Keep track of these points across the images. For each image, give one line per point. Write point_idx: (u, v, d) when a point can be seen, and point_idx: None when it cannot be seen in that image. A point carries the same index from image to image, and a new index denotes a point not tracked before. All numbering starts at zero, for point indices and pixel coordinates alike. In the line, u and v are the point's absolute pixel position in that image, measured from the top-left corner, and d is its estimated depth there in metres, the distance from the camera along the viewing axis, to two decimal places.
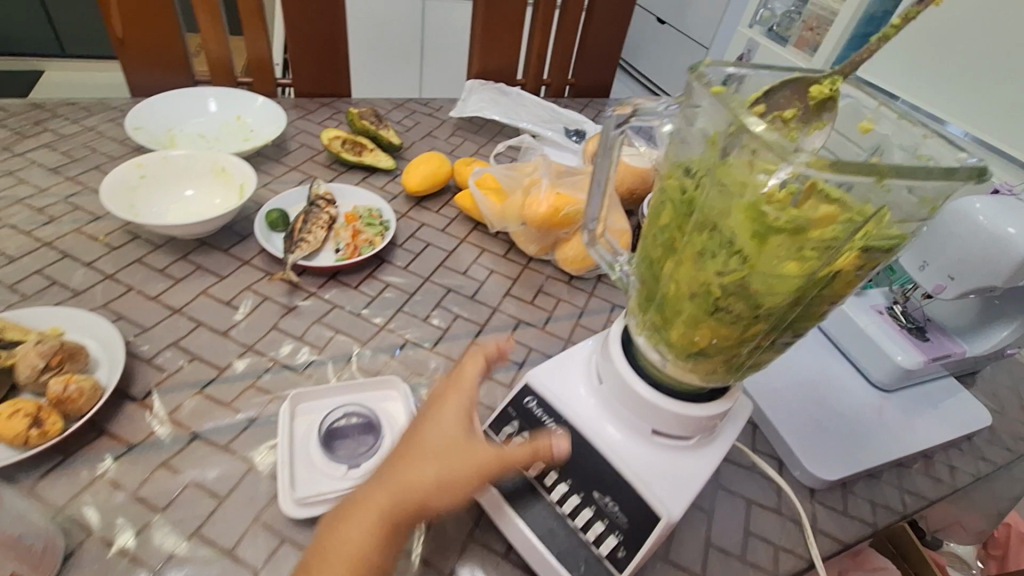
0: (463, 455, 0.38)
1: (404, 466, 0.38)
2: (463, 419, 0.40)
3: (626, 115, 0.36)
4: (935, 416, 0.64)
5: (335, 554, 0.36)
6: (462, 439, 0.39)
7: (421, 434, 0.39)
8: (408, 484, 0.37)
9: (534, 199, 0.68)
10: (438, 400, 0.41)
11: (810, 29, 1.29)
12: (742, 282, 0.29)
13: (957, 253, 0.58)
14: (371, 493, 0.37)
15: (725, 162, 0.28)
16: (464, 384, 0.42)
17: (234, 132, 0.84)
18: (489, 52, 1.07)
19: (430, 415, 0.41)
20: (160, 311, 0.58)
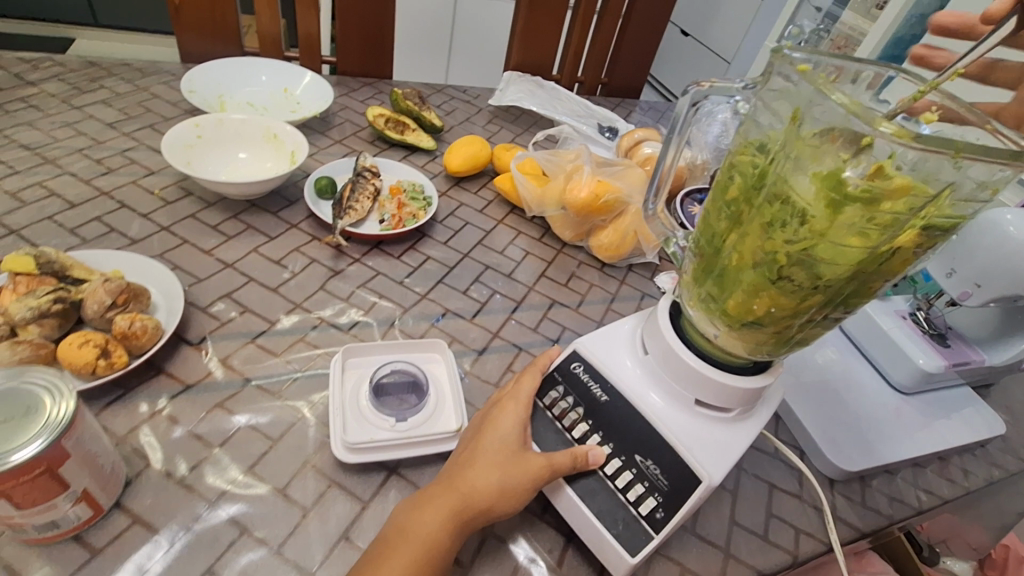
0: (521, 464, 0.42)
1: (468, 471, 0.41)
2: (520, 430, 0.44)
3: (702, 89, 0.40)
4: (952, 421, 0.66)
5: (410, 540, 0.38)
6: (519, 447, 0.43)
7: (482, 442, 0.43)
8: (473, 490, 0.40)
9: (576, 184, 0.71)
10: (495, 412, 0.45)
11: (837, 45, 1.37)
12: (808, 250, 0.31)
13: (985, 261, 0.60)
14: (439, 494, 0.41)
15: (803, 136, 0.31)
16: (519, 396, 0.46)
17: (282, 103, 0.86)
18: (528, 46, 1.09)
19: (488, 422, 0.44)
20: (214, 264, 0.60)
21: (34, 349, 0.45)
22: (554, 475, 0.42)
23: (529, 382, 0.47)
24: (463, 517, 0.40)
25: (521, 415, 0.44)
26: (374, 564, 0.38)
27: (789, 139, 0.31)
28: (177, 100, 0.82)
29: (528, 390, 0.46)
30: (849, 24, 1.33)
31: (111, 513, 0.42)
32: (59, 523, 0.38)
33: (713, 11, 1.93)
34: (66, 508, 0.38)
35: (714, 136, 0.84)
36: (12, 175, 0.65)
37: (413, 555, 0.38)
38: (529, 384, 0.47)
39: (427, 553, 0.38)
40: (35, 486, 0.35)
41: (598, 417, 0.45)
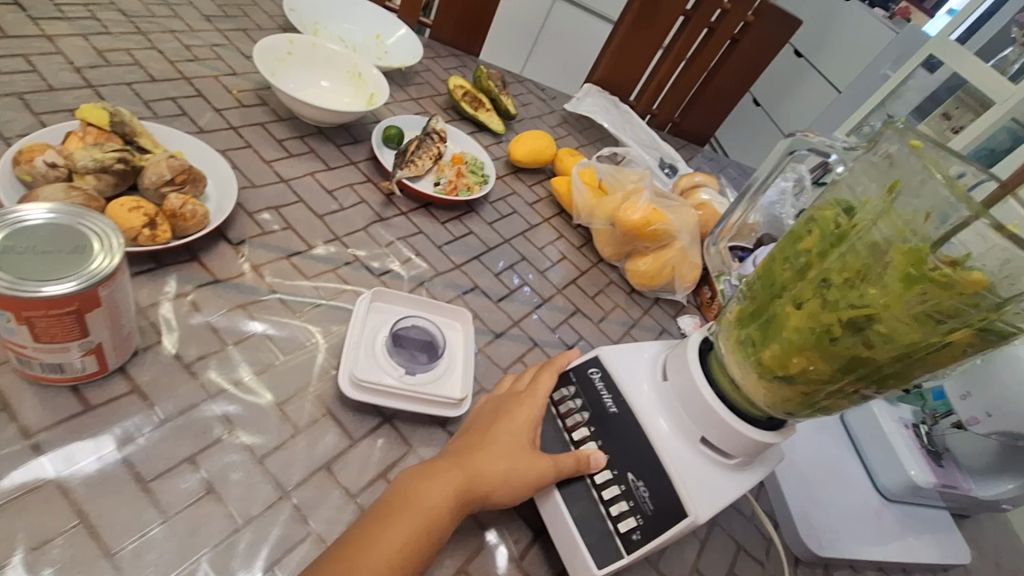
0: (528, 459, 0.42)
1: (478, 455, 0.41)
2: (532, 427, 0.44)
3: (804, 139, 0.42)
4: (924, 538, 0.66)
5: (412, 510, 0.37)
6: (529, 443, 0.43)
7: (494, 430, 0.43)
8: (480, 473, 0.40)
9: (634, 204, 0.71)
10: (510, 404, 0.45)
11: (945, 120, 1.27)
12: (869, 318, 0.32)
13: (1003, 393, 0.60)
14: (447, 470, 0.39)
15: (898, 207, 0.32)
16: (537, 396, 0.46)
17: (372, 47, 0.87)
18: (616, 66, 1.11)
19: (502, 414, 0.44)
20: (270, 175, 0.61)
21: (86, 198, 0.45)
22: (557, 476, 0.42)
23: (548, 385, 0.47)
24: (465, 500, 0.39)
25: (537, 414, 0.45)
26: (371, 528, 0.36)
27: (883, 208, 0.32)
28: (274, 13, 0.84)
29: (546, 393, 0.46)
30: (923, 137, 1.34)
31: (113, 377, 0.41)
32: (65, 368, 0.38)
33: (791, 88, 1.95)
34: (74, 356, 0.37)
35: (771, 199, 0.85)
36: (104, 34, 0.65)
37: (413, 526, 0.36)
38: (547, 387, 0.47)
39: (429, 527, 0.37)
40: (59, 324, 0.35)
41: (603, 425, 0.45)
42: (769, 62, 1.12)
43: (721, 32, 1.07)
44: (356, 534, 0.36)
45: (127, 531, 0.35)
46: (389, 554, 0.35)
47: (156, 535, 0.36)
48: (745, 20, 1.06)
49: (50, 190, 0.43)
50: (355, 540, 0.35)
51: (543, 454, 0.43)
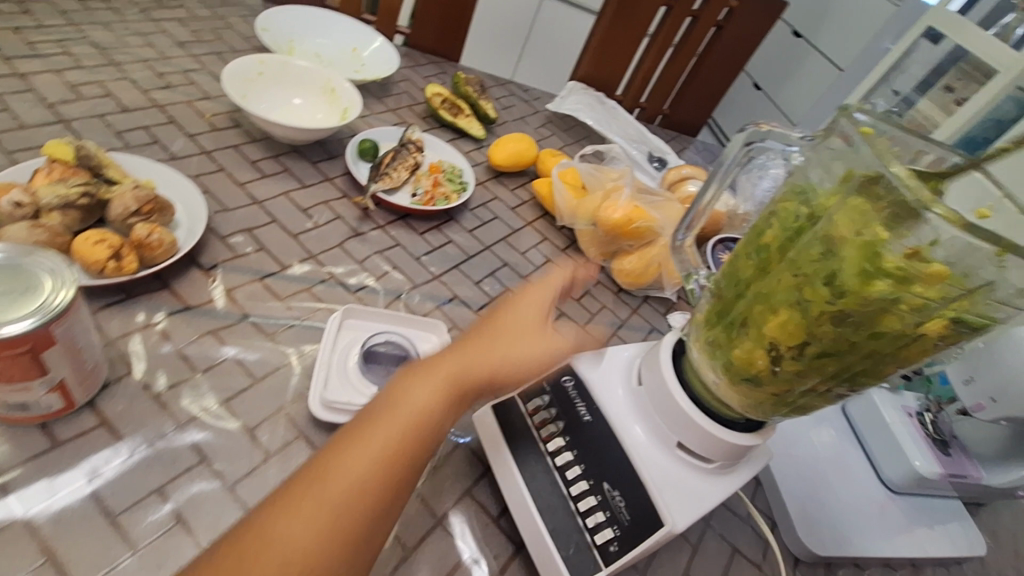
0: (481, 382, 0.41)
1: (436, 378, 0.40)
2: (486, 358, 0.43)
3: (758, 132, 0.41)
4: (932, 531, 0.63)
5: (362, 450, 0.36)
6: (493, 366, 0.43)
7: (452, 354, 0.42)
8: (431, 403, 0.39)
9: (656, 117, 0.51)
10: (462, 341, 0.44)
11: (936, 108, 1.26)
12: (828, 317, 0.31)
13: (1005, 377, 0.58)
14: (405, 396, 0.39)
15: (852, 199, 0.30)
16: (500, 323, 0.45)
17: (348, 61, 0.87)
18: (600, 61, 1.09)
19: (461, 341, 0.44)
20: (242, 197, 0.61)
21: (50, 235, 0.46)
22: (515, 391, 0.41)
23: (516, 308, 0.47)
24: (429, 422, 0.39)
25: (501, 339, 0.44)
26: (324, 476, 0.35)
27: (838, 199, 0.31)
28: (249, 34, 0.84)
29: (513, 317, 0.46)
30: (924, 112, 1.32)
31: (82, 411, 0.42)
32: (28, 406, 0.38)
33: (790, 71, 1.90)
34: (39, 393, 0.38)
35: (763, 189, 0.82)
36: (76, 68, 0.66)
37: (365, 465, 0.35)
38: (515, 310, 0.46)
39: (390, 450, 0.36)
40: (15, 364, 0.35)
41: (576, 435, 0.44)
42: (756, 45, 1.10)
43: (705, 20, 1.06)
44: (314, 468, 0.35)
45: (94, 567, 0.35)
46: (344, 495, 0.34)
47: (125, 569, 0.36)
48: (728, 5, 1.04)
49: (12, 230, 0.44)
50: (313, 472, 0.35)
51: (498, 376, 0.42)
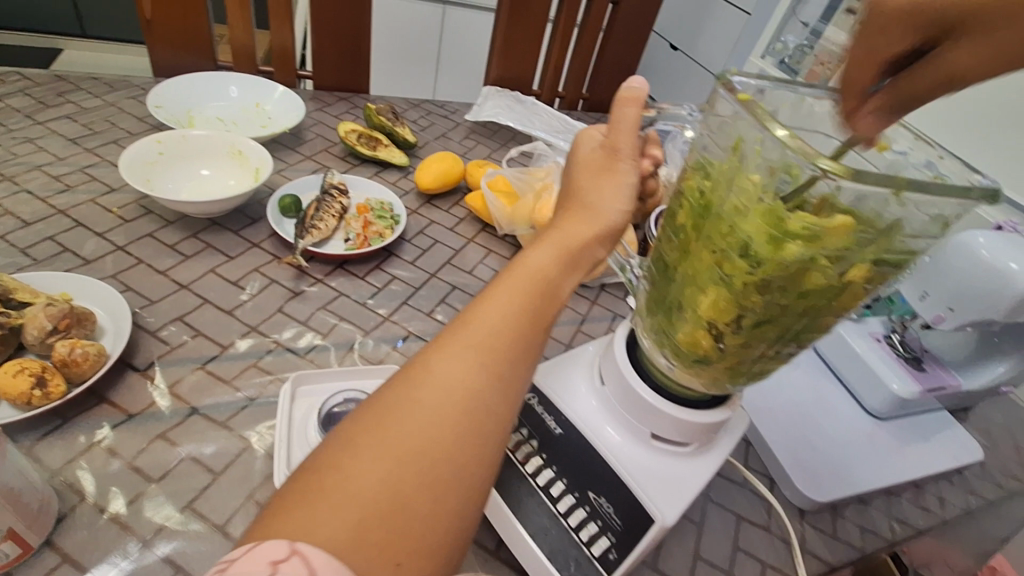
0: (516, 336, 0.33)
1: (481, 327, 0.33)
2: (521, 302, 0.34)
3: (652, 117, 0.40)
4: (924, 447, 0.64)
5: (389, 436, 0.29)
6: (545, 303, 0.35)
7: (500, 290, 0.34)
8: (461, 368, 0.31)
9: (619, 104, 0.38)
10: (490, 287, 0.35)
11: (823, 61, 1.36)
12: (754, 286, 0.30)
13: (956, 284, 0.59)
14: (448, 349, 0.32)
15: (747, 167, 0.30)
16: (550, 239, 0.36)
17: (253, 118, 0.84)
18: (508, 62, 1.09)
19: (509, 270, 0.35)
20: (168, 285, 0.59)
21: None
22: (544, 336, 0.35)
23: (567, 220, 0.37)
24: (479, 381, 0.31)
25: (555, 261, 0.35)
26: (343, 467, 0.28)
27: (736, 170, 0.31)
28: (144, 114, 0.81)
29: (569, 230, 0.37)
30: (831, 39, 1.35)
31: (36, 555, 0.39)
32: None
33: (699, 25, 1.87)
34: None
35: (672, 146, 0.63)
36: None
37: (397, 453, 0.28)
38: (568, 226, 0.37)
39: (439, 427, 0.30)
40: None
41: (552, 450, 0.43)
42: (656, 13, 1.11)
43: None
44: (353, 434, 0.29)
45: None
46: (374, 491, 0.27)
47: None
48: None
49: None
50: (350, 440, 0.29)
51: (533, 325, 0.34)
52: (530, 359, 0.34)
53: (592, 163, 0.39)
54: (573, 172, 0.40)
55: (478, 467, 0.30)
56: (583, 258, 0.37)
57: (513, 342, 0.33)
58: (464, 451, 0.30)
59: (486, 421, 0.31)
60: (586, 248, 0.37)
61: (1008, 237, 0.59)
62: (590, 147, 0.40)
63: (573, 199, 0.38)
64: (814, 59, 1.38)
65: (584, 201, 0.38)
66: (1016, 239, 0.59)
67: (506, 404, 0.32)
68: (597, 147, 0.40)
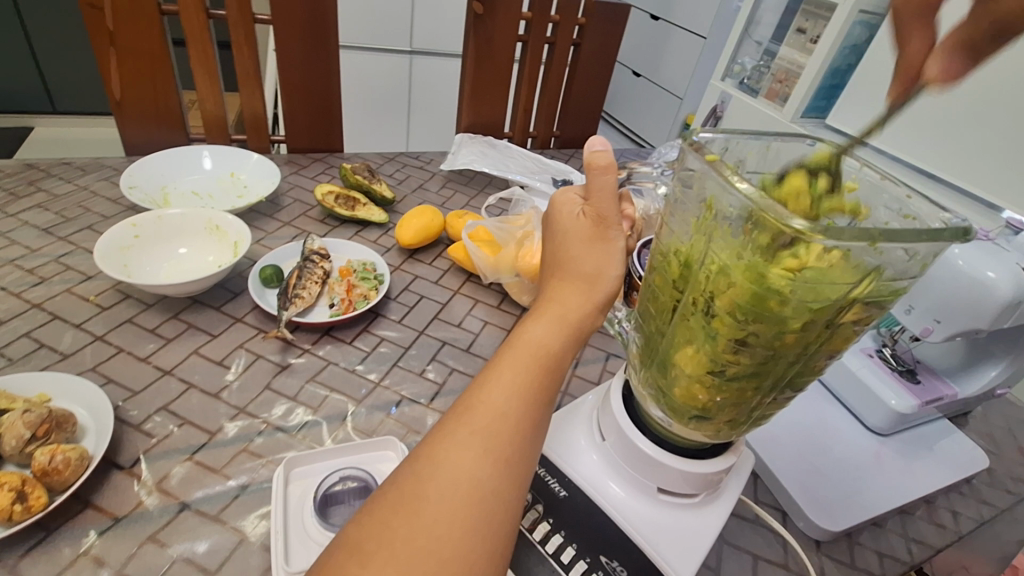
0: (518, 418, 0.32)
1: (481, 411, 0.32)
2: (519, 383, 0.33)
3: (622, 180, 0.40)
4: (931, 460, 0.64)
5: (394, 536, 0.28)
6: (547, 381, 0.34)
7: (500, 371, 0.33)
8: (465, 458, 0.30)
9: (590, 173, 0.35)
10: (490, 366, 0.34)
11: (779, 81, 1.42)
12: (744, 340, 0.30)
13: (940, 297, 0.60)
14: (452, 437, 0.31)
15: (722, 225, 0.30)
16: (547, 312, 0.35)
17: (228, 189, 0.85)
18: (478, 108, 1.11)
19: (507, 348, 0.35)
20: (150, 372, 0.57)
21: None
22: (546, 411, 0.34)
23: (562, 290, 0.36)
24: (487, 469, 0.30)
25: (556, 335, 0.34)
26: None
27: (710, 228, 0.31)
28: (118, 195, 0.81)
29: (564, 301, 0.35)
30: (786, 58, 1.39)
31: None
32: None
33: (660, 52, 1.90)
34: None
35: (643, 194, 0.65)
36: None
37: (405, 555, 0.27)
38: (562, 296, 0.36)
39: (448, 523, 0.28)
40: None
41: (559, 514, 0.41)
42: (616, 49, 1.14)
43: (561, 41, 1.09)
44: (360, 538, 0.28)
45: None
46: None
47: None
48: (578, 23, 1.09)
49: None
50: (358, 543, 0.28)
51: (535, 403, 0.33)
52: (536, 438, 0.33)
53: (578, 232, 0.37)
54: (557, 240, 0.38)
55: (491, 560, 0.29)
56: (584, 327, 0.36)
57: (519, 425, 0.32)
58: (477, 545, 0.29)
59: (496, 511, 0.30)
60: (584, 318, 0.35)
61: (983, 246, 0.60)
62: (572, 215, 0.37)
63: (564, 267, 0.37)
64: (770, 80, 1.43)
65: (578, 269, 0.36)
66: (991, 248, 0.59)
67: (516, 490, 0.31)
68: (580, 215, 0.37)
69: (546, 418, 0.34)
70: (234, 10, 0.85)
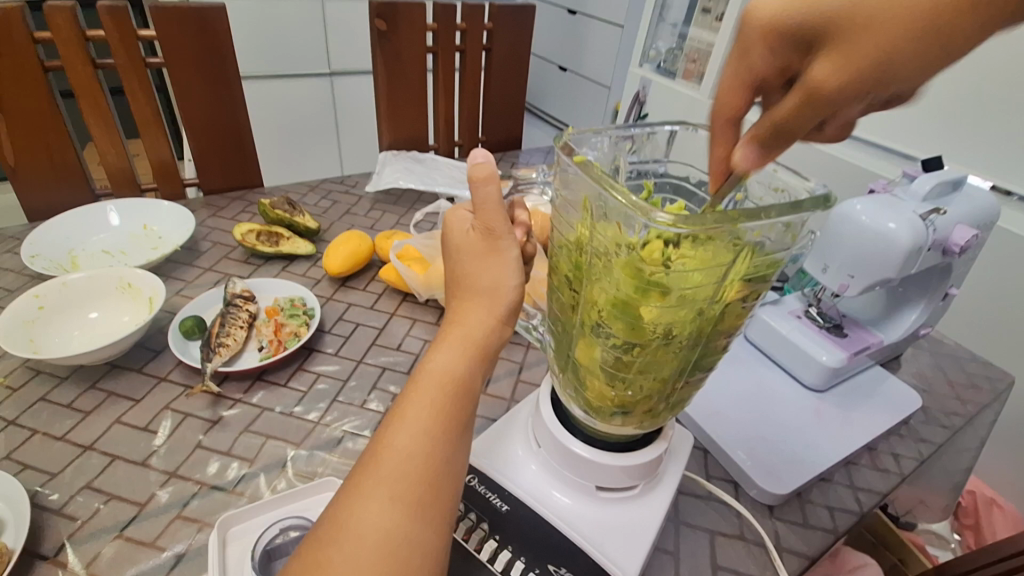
0: (429, 456, 0.31)
1: (388, 458, 0.31)
2: (425, 420, 0.32)
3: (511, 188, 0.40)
4: (867, 408, 0.66)
5: None
6: (456, 411, 0.33)
7: (406, 411, 0.33)
8: (374, 511, 0.30)
9: (474, 185, 0.35)
10: (397, 406, 0.33)
11: (693, 61, 1.45)
12: (639, 333, 0.31)
13: (851, 253, 0.62)
14: (359, 492, 0.30)
15: (599, 224, 0.30)
16: (448, 340, 0.35)
17: (142, 242, 0.80)
18: (398, 124, 1.09)
19: (413, 385, 0.34)
20: (69, 451, 0.54)
21: None
22: (461, 442, 0.33)
23: (462, 314, 0.36)
24: (398, 517, 0.30)
25: (459, 362, 0.34)
26: None
27: (590, 228, 0.31)
28: (21, 265, 0.76)
29: (464, 325, 0.35)
30: (696, 38, 1.43)
31: None
32: None
33: (581, 45, 1.92)
34: None
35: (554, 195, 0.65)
36: None
37: None
38: (463, 320, 0.35)
39: None
40: None
41: (505, 530, 0.40)
42: (528, 49, 1.15)
43: (472, 48, 1.09)
44: None
45: None
46: None
47: None
48: (485, 28, 1.09)
49: None
50: None
51: (446, 437, 0.32)
52: (452, 472, 0.32)
53: (470, 249, 0.36)
54: (453, 259, 0.37)
55: None
56: (488, 347, 0.35)
57: (429, 464, 0.31)
58: None
59: (413, 559, 0.29)
60: (486, 340, 0.35)
61: (882, 198, 0.63)
62: (463, 231, 0.37)
63: (462, 287, 0.36)
64: (685, 61, 1.46)
65: (474, 288, 0.36)
66: (889, 200, 0.62)
67: (434, 531, 0.30)
68: (470, 230, 0.37)
69: (461, 448, 0.33)
70: (122, 57, 0.82)
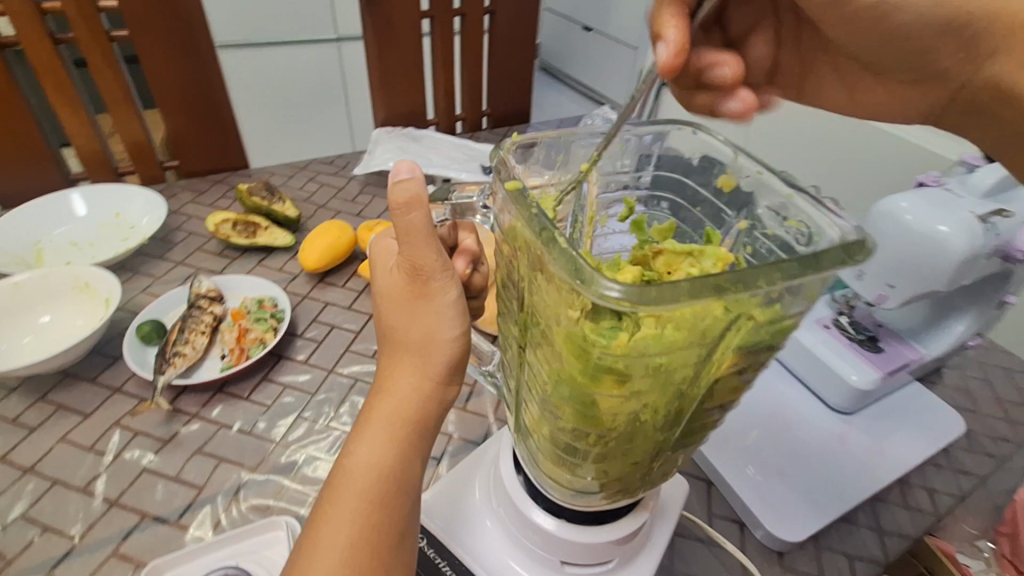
0: (360, 556, 0.29)
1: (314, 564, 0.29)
2: (354, 516, 0.30)
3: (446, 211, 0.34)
4: (902, 434, 0.58)
5: None
6: (389, 499, 0.31)
7: (333, 507, 0.30)
8: None
9: (394, 211, 0.30)
10: (324, 501, 0.31)
11: None
12: (600, 416, 0.25)
13: (894, 259, 0.52)
14: None
15: (541, 287, 0.24)
16: (376, 418, 0.32)
17: (112, 233, 0.76)
18: (392, 97, 1.01)
19: (340, 474, 0.32)
20: (10, 474, 0.51)
21: None
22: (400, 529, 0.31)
23: (391, 385, 0.32)
24: None
25: (389, 443, 0.31)
26: None
27: (534, 288, 0.25)
28: None
29: (393, 401, 0.32)
30: None
31: None
32: None
33: None
34: None
35: None
36: None
37: None
38: (392, 392, 0.32)
39: None
40: None
41: None
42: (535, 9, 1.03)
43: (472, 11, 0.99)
44: None
45: None
46: None
47: None
48: None
49: None
50: None
51: (379, 530, 0.30)
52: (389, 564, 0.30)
53: (394, 305, 0.32)
54: (380, 315, 0.33)
55: None
56: (423, 419, 0.32)
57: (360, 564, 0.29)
58: None
59: None
60: (420, 413, 0.32)
61: (934, 194, 0.53)
62: (385, 279, 0.33)
63: (391, 352, 0.33)
64: None
65: (402, 351, 0.32)
66: (942, 197, 0.52)
67: None
68: (393, 278, 0.32)
69: (401, 535, 0.31)
70: (81, 30, 0.75)
